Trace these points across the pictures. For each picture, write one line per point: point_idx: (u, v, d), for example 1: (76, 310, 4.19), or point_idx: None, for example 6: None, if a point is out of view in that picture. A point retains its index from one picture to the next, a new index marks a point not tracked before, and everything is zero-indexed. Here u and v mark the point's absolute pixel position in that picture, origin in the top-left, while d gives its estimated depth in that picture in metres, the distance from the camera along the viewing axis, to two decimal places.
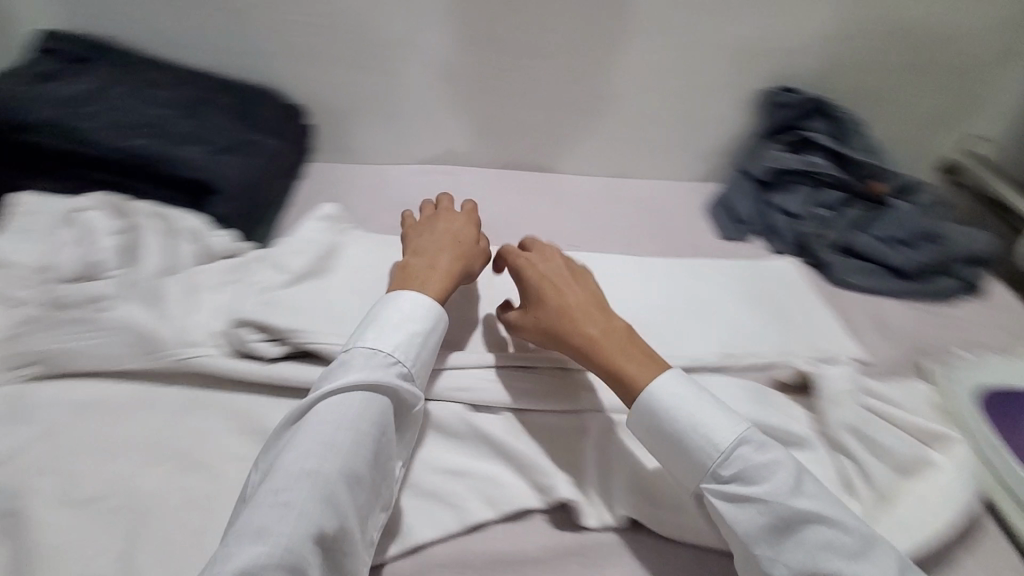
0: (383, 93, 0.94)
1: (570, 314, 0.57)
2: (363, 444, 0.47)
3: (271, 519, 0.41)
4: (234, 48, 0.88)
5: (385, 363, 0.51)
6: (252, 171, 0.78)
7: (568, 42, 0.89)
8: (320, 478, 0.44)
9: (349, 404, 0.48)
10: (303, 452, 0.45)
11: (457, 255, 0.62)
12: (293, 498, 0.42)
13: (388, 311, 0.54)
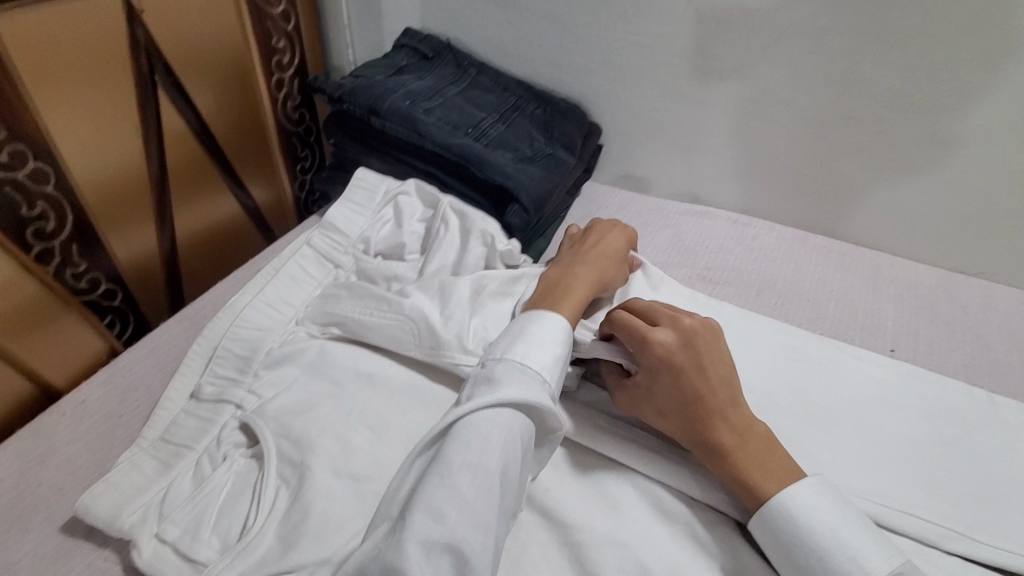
0: (695, 132, 0.86)
1: (662, 410, 0.51)
2: (514, 444, 0.44)
3: (441, 499, 0.40)
4: (555, 62, 0.88)
5: (534, 377, 0.48)
6: (550, 187, 0.77)
7: (967, 107, 0.69)
8: (482, 469, 0.42)
9: (496, 414, 0.45)
10: (463, 441, 0.43)
11: (590, 282, 0.61)
12: (454, 481, 0.41)
13: (528, 330, 0.52)
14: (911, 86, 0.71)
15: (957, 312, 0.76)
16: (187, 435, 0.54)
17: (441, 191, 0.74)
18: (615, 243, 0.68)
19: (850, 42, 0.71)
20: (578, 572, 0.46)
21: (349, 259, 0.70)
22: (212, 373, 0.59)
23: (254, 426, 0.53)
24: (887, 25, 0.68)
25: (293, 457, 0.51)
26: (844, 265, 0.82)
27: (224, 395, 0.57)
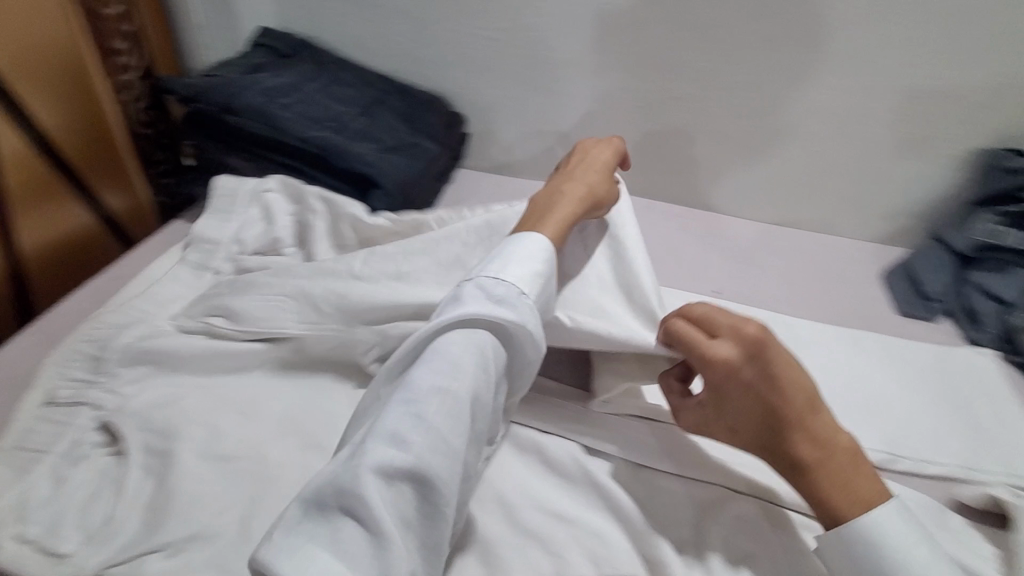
0: (546, 117, 0.94)
1: (735, 427, 0.50)
2: (485, 365, 0.47)
3: (405, 425, 0.42)
4: (414, 57, 0.93)
5: (513, 296, 0.51)
6: (413, 174, 0.81)
7: (758, 83, 0.82)
8: (451, 394, 0.44)
9: (473, 338, 0.48)
10: (435, 365, 0.46)
11: (577, 201, 0.62)
12: (423, 407, 0.43)
13: (512, 252, 0.54)
14: (714, 66, 0.83)
15: (773, 258, 0.88)
16: (39, 440, 0.53)
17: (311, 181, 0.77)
18: (603, 160, 0.68)
19: (661, 29, 0.82)
20: None
21: (222, 257, 0.71)
22: (65, 376, 0.58)
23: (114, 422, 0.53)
24: (688, 13, 0.80)
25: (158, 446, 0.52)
26: (683, 226, 0.93)
27: (81, 397, 0.56)
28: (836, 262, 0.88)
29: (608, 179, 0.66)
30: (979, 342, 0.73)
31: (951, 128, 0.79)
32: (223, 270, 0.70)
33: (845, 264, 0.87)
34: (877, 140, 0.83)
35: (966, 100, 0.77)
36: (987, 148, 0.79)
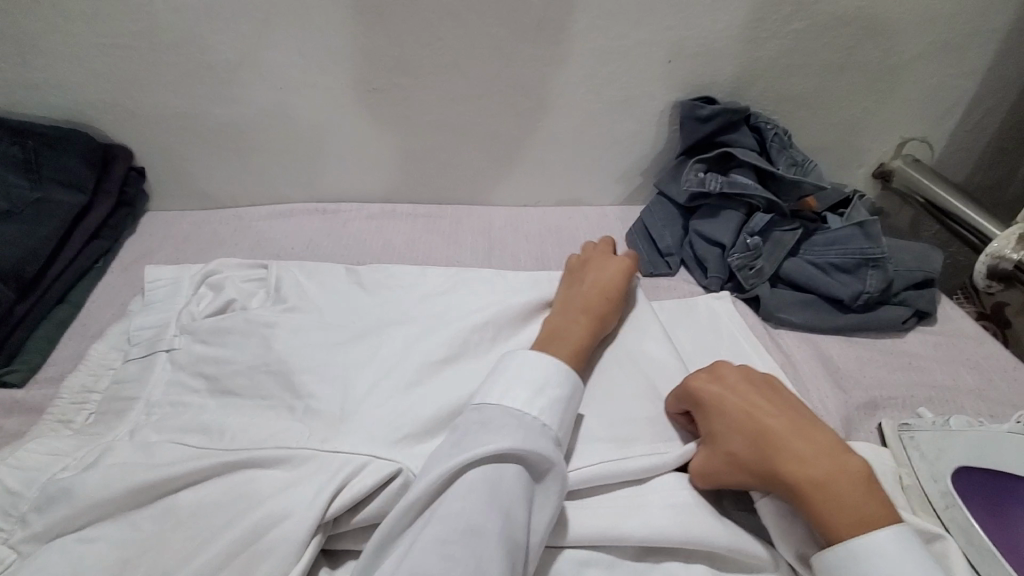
0: (239, 133, 0.79)
1: (734, 454, 0.48)
2: (520, 504, 0.42)
3: (436, 571, 0.37)
4: (32, 83, 0.72)
5: (537, 422, 0.46)
6: (26, 251, 0.61)
7: (454, 63, 0.75)
8: (483, 537, 0.39)
9: (501, 471, 0.43)
10: (468, 501, 0.41)
11: (592, 328, 0.57)
12: (457, 550, 0.38)
13: (528, 368, 0.49)
14: (401, 52, 0.74)
15: (524, 241, 0.85)
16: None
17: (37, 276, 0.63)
18: (612, 274, 0.63)
19: (327, 16, 0.70)
20: None
21: (172, 333, 0.59)
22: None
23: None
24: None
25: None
26: (431, 225, 0.87)
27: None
28: (587, 232, 0.87)
29: (617, 298, 0.61)
30: (710, 287, 0.76)
31: (647, 83, 0.80)
32: (178, 347, 0.57)
33: (594, 233, 0.87)
34: (589, 104, 0.81)
35: (653, 54, 0.77)
36: (681, 98, 0.82)
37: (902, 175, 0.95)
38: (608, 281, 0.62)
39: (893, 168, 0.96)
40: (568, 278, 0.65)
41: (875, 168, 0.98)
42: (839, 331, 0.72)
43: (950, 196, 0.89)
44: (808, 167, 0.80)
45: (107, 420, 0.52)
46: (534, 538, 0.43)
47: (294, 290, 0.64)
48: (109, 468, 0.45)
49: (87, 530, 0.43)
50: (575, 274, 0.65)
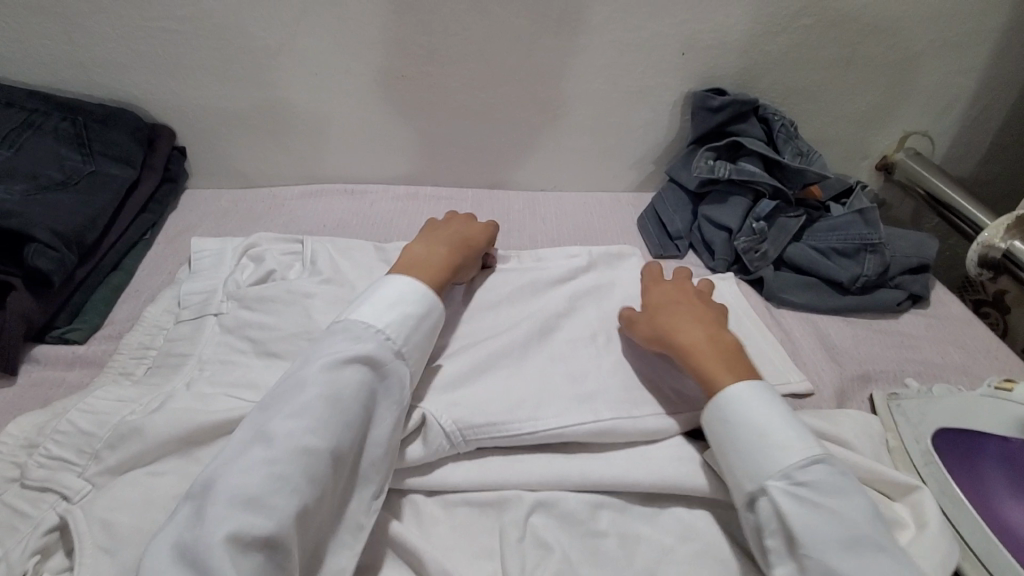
0: (273, 114, 0.84)
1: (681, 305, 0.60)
2: (354, 416, 0.45)
3: (262, 490, 0.39)
4: (78, 62, 0.76)
5: (375, 338, 0.50)
6: (87, 215, 0.63)
7: (480, 51, 0.79)
8: (312, 453, 0.42)
9: (339, 380, 0.46)
10: (298, 419, 0.43)
11: (449, 263, 0.62)
12: (282, 467, 0.41)
13: (377, 297, 0.53)
14: (430, 40, 0.78)
15: (539, 223, 0.90)
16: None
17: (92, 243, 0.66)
18: (476, 226, 0.69)
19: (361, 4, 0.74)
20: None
21: (219, 299, 0.64)
22: (44, 454, 0.48)
23: (73, 526, 0.43)
24: None
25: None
26: (452, 207, 0.91)
27: (50, 482, 0.47)
28: (598, 215, 0.92)
29: (477, 247, 0.67)
30: (718, 269, 0.80)
31: (661, 74, 0.84)
32: (225, 312, 0.62)
33: (605, 217, 0.91)
34: (605, 94, 0.85)
35: (668, 46, 0.81)
36: (693, 89, 0.86)
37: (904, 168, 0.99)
38: (471, 230, 0.68)
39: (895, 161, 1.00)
40: (433, 222, 0.70)
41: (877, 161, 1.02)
42: (839, 311, 0.76)
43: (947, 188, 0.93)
44: (813, 158, 0.84)
45: (163, 374, 0.57)
46: (370, 446, 0.47)
47: (327, 260, 0.68)
48: (173, 410, 0.49)
49: (157, 464, 0.48)
50: (441, 221, 0.70)
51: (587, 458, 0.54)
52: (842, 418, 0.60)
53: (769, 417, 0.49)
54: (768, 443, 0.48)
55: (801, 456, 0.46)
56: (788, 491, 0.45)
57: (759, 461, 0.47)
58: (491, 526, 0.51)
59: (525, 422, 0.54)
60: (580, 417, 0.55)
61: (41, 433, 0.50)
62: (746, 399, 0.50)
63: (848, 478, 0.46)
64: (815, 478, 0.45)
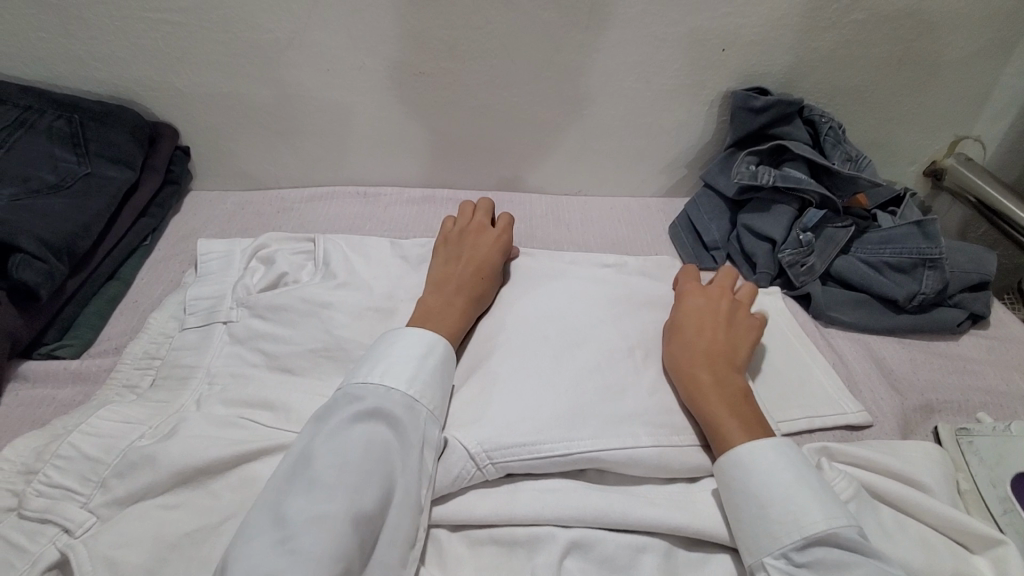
0: (281, 113, 0.79)
1: (709, 334, 0.56)
2: (367, 475, 0.43)
3: (277, 569, 0.37)
4: (75, 56, 0.71)
5: (379, 391, 0.48)
6: (79, 221, 0.58)
7: (501, 48, 0.73)
8: (327, 522, 0.40)
9: (344, 441, 0.44)
10: (306, 491, 0.41)
11: (465, 311, 0.58)
12: (295, 540, 0.39)
13: (379, 348, 0.52)
14: (448, 35, 0.72)
15: (563, 229, 0.84)
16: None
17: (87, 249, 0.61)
18: (489, 251, 0.64)
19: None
20: None
21: (229, 305, 0.60)
22: (44, 481, 0.46)
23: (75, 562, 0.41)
24: None
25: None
26: None
27: (49, 513, 0.44)
28: (626, 221, 0.86)
29: (492, 277, 0.63)
30: (761, 284, 0.73)
31: (697, 72, 0.78)
32: (235, 319, 0.59)
33: (634, 223, 0.86)
34: (636, 93, 0.79)
35: (706, 42, 0.75)
36: (732, 88, 0.80)
37: (954, 174, 0.92)
38: (485, 256, 0.64)
39: (945, 165, 0.93)
40: (442, 248, 0.65)
41: (925, 165, 0.95)
42: (893, 329, 0.70)
43: (1000, 197, 0.86)
44: (864, 163, 0.77)
45: (172, 387, 0.55)
46: (396, 499, 0.44)
47: (342, 265, 0.64)
48: (188, 437, 0.48)
49: (168, 497, 0.46)
50: (450, 245, 0.65)
51: (624, 493, 0.49)
52: (907, 455, 0.54)
53: (773, 483, 0.45)
54: (771, 495, 0.45)
55: (803, 530, 0.43)
56: (786, 571, 0.42)
57: (757, 532, 0.44)
58: (519, 569, 0.45)
59: (556, 454, 0.49)
60: (619, 450, 0.50)
61: (41, 459, 0.48)
62: (750, 462, 0.47)
63: (865, 557, 0.41)
64: (820, 558, 0.42)
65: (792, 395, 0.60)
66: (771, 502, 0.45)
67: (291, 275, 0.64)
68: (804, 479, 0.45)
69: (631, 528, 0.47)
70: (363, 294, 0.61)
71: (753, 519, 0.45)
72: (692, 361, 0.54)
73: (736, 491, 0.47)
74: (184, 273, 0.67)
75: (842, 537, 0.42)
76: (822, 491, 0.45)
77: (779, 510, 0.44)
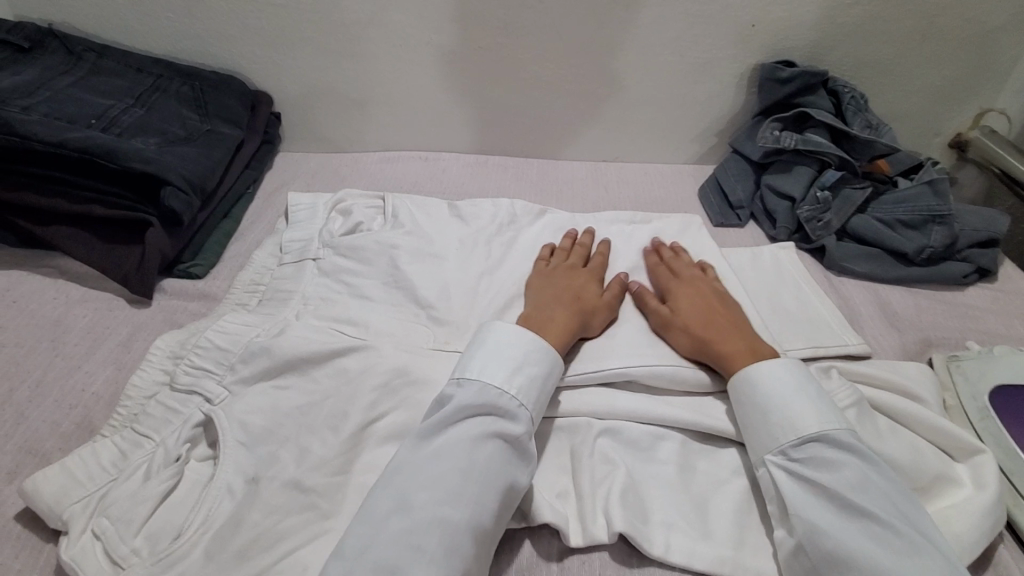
0: (358, 84, 0.91)
1: (700, 300, 0.62)
2: (492, 488, 0.45)
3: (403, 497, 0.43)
4: (194, 34, 0.85)
5: (511, 406, 0.50)
6: (208, 165, 0.72)
7: (551, 24, 0.83)
8: (450, 528, 0.43)
9: (474, 453, 0.46)
10: (437, 492, 0.44)
11: (570, 322, 0.59)
12: (420, 538, 0.42)
13: (506, 347, 0.53)
14: (504, 13, 0.82)
15: (601, 191, 0.93)
16: (152, 423, 0.52)
17: (210, 190, 0.75)
18: (590, 275, 0.66)
19: None
20: (290, 485, 0.47)
21: (317, 247, 0.71)
22: (189, 363, 0.56)
23: (218, 422, 0.50)
24: None
25: (248, 469, 0.48)
26: (518, 174, 0.96)
27: (195, 386, 0.54)
28: (659, 185, 0.95)
29: (594, 295, 0.63)
30: (780, 239, 0.82)
31: (729, 46, 0.86)
32: (322, 256, 0.70)
33: (665, 187, 0.94)
34: (672, 65, 0.88)
35: (738, 18, 0.83)
36: (761, 61, 0.87)
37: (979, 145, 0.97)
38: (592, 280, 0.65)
39: (971, 136, 0.98)
40: (545, 267, 0.67)
41: (951, 138, 1.00)
42: (903, 280, 0.76)
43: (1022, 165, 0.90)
44: (884, 130, 0.84)
45: (275, 305, 0.65)
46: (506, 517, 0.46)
47: (410, 212, 0.75)
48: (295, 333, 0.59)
49: (280, 379, 0.54)
50: (553, 267, 0.67)
51: (648, 394, 0.59)
52: (898, 374, 0.62)
53: (781, 398, 0.52)
54: (774, 405, 0.52)
55: (798, 430, 0.50)
56: (784, 464, 0.49)
57: (762, 438, 0.52)
58: (559, 445, 0.56)
59: (590, 360, 0.59)
60: (644, 359, 0.59)
61: (185, 347, 0.58)
62: (757, 383, 0.53)
63: (854, 454, 0.48)
64: (813, 453, 0.48)
65: (803, 328, 0.67)
66: (776, 413, 0.51)
67: (368, 221, 0.76)
68: (812, 395, 0.51)
69: (653, 419, 0.56)
70: (428, 235, 0.72)
71: (761, 426, 0.52)
72: (684, 326, 0.60)
73: (746, 411, 0.54)
74: (280, 216, 0.80)
75: (833, 440, 0.48)
76: (828, 407, 0.51)
77: (778, 417, 0.51)
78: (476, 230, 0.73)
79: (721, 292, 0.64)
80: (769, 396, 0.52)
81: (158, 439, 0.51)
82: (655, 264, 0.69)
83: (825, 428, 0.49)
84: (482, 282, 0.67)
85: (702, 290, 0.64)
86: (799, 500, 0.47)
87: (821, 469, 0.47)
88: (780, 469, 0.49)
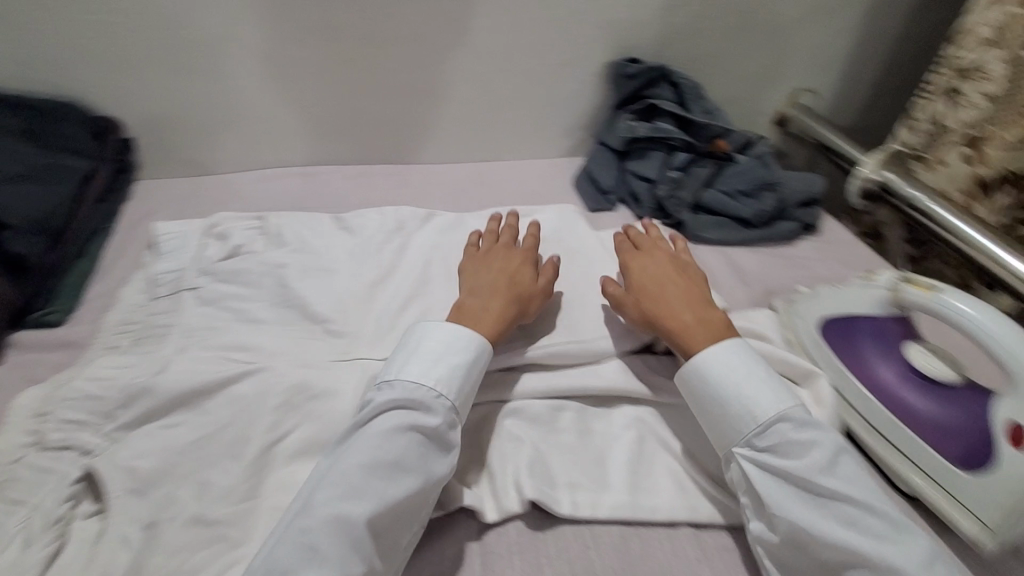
0: (220, 103, 0.87)
1: (668, 276, 0.65)
2: (398, 479, 0.47)
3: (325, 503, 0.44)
4: (19, 59, 0.77)
5: (429, 399, 0.51)
6: None
7: (415, 32, 0.85)
8: (346, 521, 0.44)
9: (385, 445, 0.48)
10: (339, 488, 0.45)
11: (502, 313, 0.60)
12: (318, 537, 0.43)
13: (423, 343, 0.55)
14: (367, 23, 0.83)
15: (483, 190, 0.97)
16: (22, 487, 0.48)
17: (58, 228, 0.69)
18: (525, 260, 0.68)
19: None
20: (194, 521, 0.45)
21: (193, 276, 0.68)
22: (58, 417, 0.52)
23: (101, 472, 0.47)
24: None
25: (144, 515, 0.46)
26: (402, 181, 0.97)
27: (70, 440, 0.51)
28: (537, 179, 1.00)
29: (530, 283, 0.64)
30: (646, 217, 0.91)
31: (581, 47, 0.93)
32: (201, 285, 0.66)
33: (542, 181, 1.00)
34: (534, 67, 0.94)
35: (585, 22, 0.91)
36: (612, 59, 0.96)
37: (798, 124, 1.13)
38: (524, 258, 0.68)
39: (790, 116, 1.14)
40: (479, 257, 0.69)
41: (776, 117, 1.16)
42: (748, 241, 0.88)
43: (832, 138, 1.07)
44: (718, 114, 0.97)
45: (153, 342, 0.61)
46: (423, 503, 0.48)
47: (293, 230, 0.74)
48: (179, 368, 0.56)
49: (168, 417, 0.51)
50: (488, 257, 0.68)
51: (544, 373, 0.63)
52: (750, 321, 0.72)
53: (730, 388, 0.55)
54: (726, 394, 0.55)
55: (757, 419, 0.53)
56: (752, 457, 0.52)
57: (723, 428, 0.54)
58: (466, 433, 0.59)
59: None
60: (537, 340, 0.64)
61: (51, 401, 0.53)
62: (707, 371, 0.56)
63: (815, 436, 0.51)
64: (776, 440, 0.52)
65: None
66: (728, 403, 0.54)
67: (248, 243, 0.73)
68: (762, 375, 0.55)
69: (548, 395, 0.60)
70: (315, 250, 0.71)
71: (720, 418, 0.55)
72: (646, 298, 0.63)
73: (699, 401, 0.56)
74: (146, 249, 0.74)
75: (798, 424, 0.52)
76: (775, 384, 0.55)
77: (734, 406, 0.54)
78: (364, 240, 0.74)
79: (689, 273, 0.67)
80: (724, 384, 0.55)
81: (30, 505, 0.47)
82: (622, 239, 0.73)
83: (784, 413, 0.53)
84: (374, 290, 0.67)
85: (671, 268, 0.67)
86: (771, 492, 0.50)
87: (788, 455, 0.51)
88: (747, 460, 0.52)
